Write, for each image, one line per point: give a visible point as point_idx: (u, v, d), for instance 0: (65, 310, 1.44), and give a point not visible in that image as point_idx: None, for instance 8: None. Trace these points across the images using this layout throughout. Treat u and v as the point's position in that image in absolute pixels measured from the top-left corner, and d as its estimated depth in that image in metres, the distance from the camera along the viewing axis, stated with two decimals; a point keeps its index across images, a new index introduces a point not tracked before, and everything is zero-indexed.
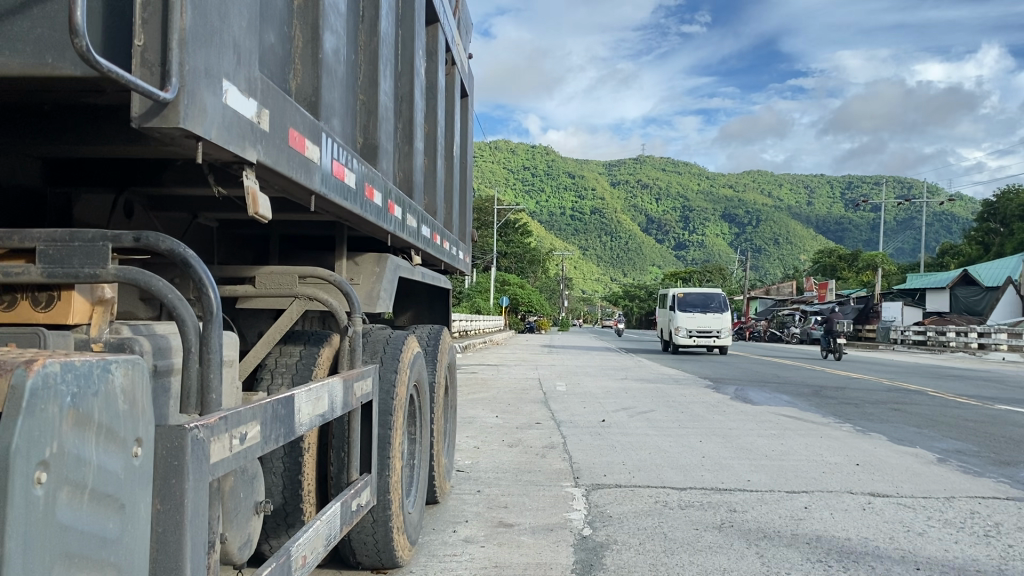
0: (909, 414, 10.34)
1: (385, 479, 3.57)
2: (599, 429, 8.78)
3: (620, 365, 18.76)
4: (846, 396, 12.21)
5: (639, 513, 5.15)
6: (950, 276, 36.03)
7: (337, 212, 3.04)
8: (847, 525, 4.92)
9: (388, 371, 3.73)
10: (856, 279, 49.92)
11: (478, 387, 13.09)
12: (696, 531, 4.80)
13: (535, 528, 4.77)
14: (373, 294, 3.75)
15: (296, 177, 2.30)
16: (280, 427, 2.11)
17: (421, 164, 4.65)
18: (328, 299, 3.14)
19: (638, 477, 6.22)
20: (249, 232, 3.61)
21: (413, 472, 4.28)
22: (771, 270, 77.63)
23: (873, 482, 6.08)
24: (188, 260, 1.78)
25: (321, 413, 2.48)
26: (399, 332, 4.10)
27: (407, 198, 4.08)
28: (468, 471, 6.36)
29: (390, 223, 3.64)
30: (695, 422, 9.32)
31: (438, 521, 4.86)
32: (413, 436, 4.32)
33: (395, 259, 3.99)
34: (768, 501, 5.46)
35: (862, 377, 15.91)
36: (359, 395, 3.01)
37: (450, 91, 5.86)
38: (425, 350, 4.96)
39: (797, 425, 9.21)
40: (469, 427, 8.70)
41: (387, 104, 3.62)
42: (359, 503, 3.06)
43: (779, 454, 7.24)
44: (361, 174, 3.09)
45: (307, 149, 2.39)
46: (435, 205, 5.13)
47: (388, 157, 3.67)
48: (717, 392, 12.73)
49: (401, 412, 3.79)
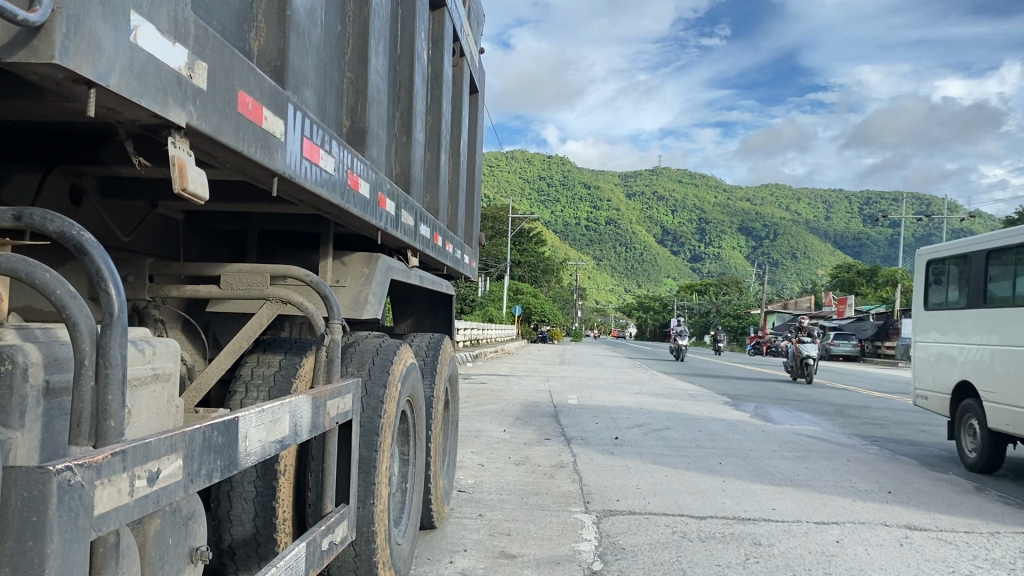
0: (937, 436, 9.85)
1: (369, 509, 3.15)
2: (612, 447, 8.33)
3: (634, 378, 18.26)
4: (870, 416, 11.70)
5: (655, 545, 4.71)
6: None
7: (313, 202, 2.61)
8: (886, 563, 4.44)
9: (376, 385, 3.31)
10: (876, 296, 49.36)
11: (487, 398, 12.66)
12: (717, 568, 4.34)
13: (541, 560, 4.33)
14: (360, 297, 3.28)
15: (250, 153, 1.89)
16: (215, 460, 1.70)
17: (422, 159, 4.23)
18: (304, 304, 2.71)
19: (654, 503, 5.76)
20: (223, 227, 3.23)
21: (404, 499, 3.85)
22: (789, 284, 76.90)
23: (908, 514, 5.60)
24: (84, 246, 1.39)
25: (279, 438, 2.07)
26: (392, 340, 3.69)
27: (402, 192, 3.63)
28: (470, 492, 5.94)
29: (381, 219, 3.20)
30: (713, 442, 8.85)
31: (434, 550, 4.43)
32: (405, 457, 3.89)
33: (387, 260, 3.53)
34: (796, 533, 5.01)
35: (887, 396, 15.32)
36: (334, 415, 2.58)
37: (457, 85, 5.42)
38: (423, 361, 4.55)
39: (822, 447, 8.71)
40: (476, 442, 8.29)
41: (380, 83, 3.19)
42: (333, 541, 2.62)
43: (804, 480, 6.76)
44: (343, 159, 2.67)
45: (266, 120, 1.97)
46: (438, 204, 4.71)
47: (381, 145, 3.24)
48: (736, 409, 12.23)
49: (390, 431, 3.37)
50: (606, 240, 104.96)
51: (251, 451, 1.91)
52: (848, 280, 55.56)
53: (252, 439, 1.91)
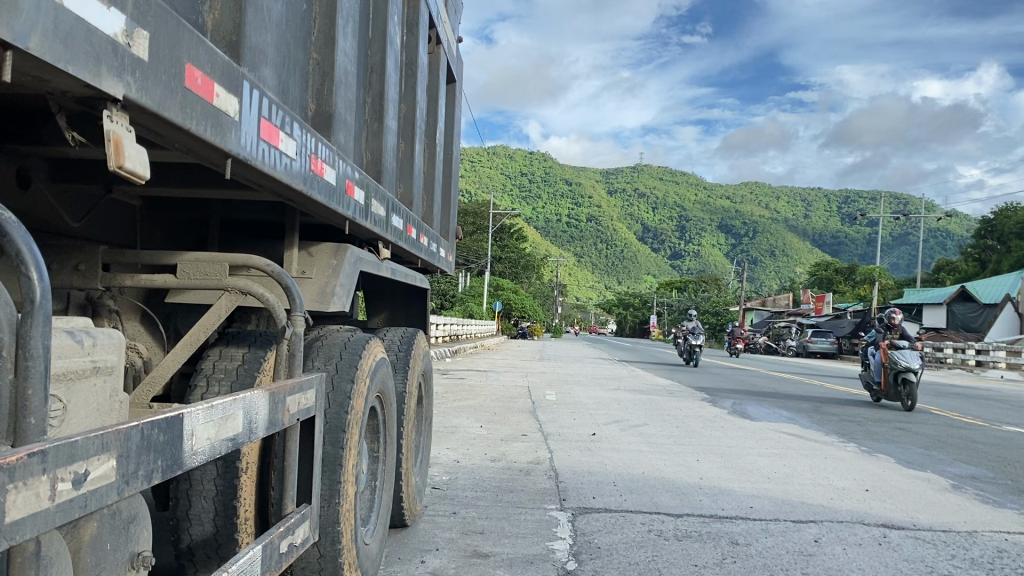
0: (913, 434, 9.85)
1: (334, 509, 3.03)
2: (589, 443, 8.26)
3: (613, 374, 18.19)
4: (847, 413, 11.70)
5: (631, 544, 4.62)
6: (948, 292, 35.62)
7: (274, 189, 2.48)
8: (863, 563, 4.38)
9: (343, 380, 3.19)
10: (853, 294, 49.76)
11: (466, 394, 12.52)
12: (693, 568, 4.26)
13: (514, 560, 4.23)
14: (327, 289, 3.15)
15: (199, 130, 1.77)
16: (154, 460, 1.58)
17: (395, 147, 4.11)
18: (265, 295, 2.59)
19: (631, 501, 5.67)
20: (183, 214, 3.10)
21: (372, 498, 3.73)
22: (768, 281, 77.34)
23: (885, 512, 5.55)
24: (3, 226, 1.27)
25: (232, 435, 1.96)
26: (361, 334, 3.57)
27: (371, 181, 3.51)
28: (444, 489, 5.83)
29: (348, 207, 3.08)
30: (691, 438, 8.79)
31: (406, 549, 4.33)
32: (375, 454, 3.77)
33: (357, 251, 3.42)
34: (773, 531, 4.95)
35: (865, 393, 15.37)
36: (295, 411, 2.46)
37: (433, 73, 5.29)
38: (396, 356, 4.44)
39: (800, 444, 8.67)
40: (452, 437, 8.18)
41: (348, 66, 3.07)
42: (293, 543, 2.50)
43: (781, 477, 6.71)
44: (307, 143, 2.54)
45: (217, 97, 1.85)
46: (412, 194, 4.60)
47: (349, 130, 3.12)
48: (714, 405, 12.17)
49: (358, 428, 3.25)
50: (586, 236, 105.03)
51: (198, 450, 1.79)
52: (826, 278, 55.89)
53: (200, 437, 1.79)
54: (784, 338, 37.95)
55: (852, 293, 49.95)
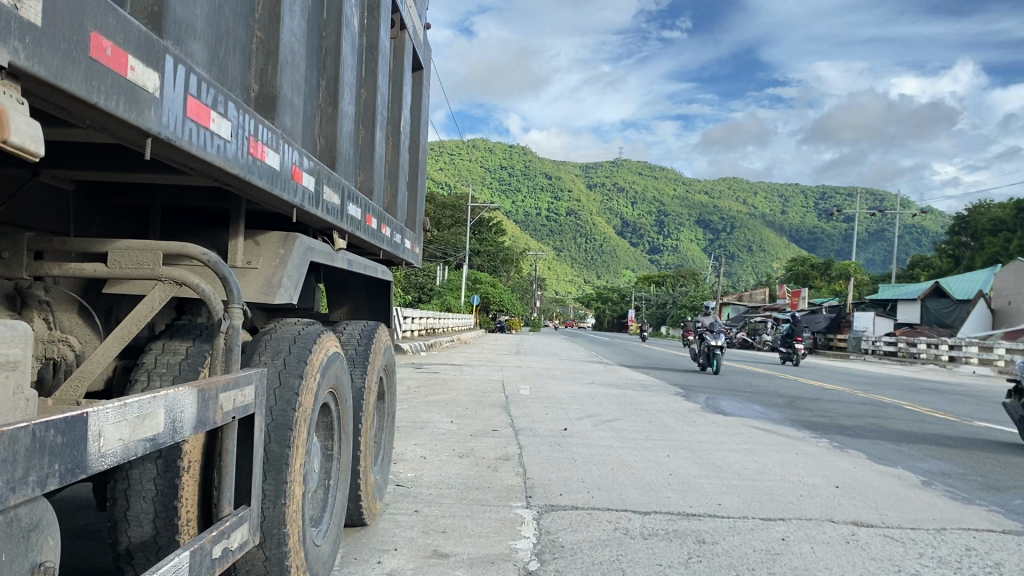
0: (885, 429, 9.86)
1: (281, 510, 2.90)
2: (560, 439, 8.17)
3: (589, 368, 18.13)
4: (820, 408, 11.70)
5: (596, 543, 4.52)
6: (922, 288, 35.91)
7: (208, 173, 2.34)
8: (831, 562, 4.31)
9: (291, 376, 3.06)
10: (829, 289, 50.16)
11: (438, 388, 12.39)
12: (658, 567, 4.16)
13: (474, 560, 4.11)
14: (273, 279, 3.00)
15: (108, 104, 1.63)
16: (49, 465, 1.44)
17: (352, 133, 3.97)
18: (200, 285, 2.43)
19: (598, 498, 5.58)
20: (124, 200, 2.95)
21: (325, 497, 3.59)
22: (745, 276, 77.81)
23: (854, 509, 5.51)
24: None
25: (150, 435, 1.82)
26: (313, 327, 3.44)
27: (323, 167, 3.36)
28: (408, 486, 5.71)
29: (295, 194, 2.93)
30: (662, 433, 8.74)
31: (363, 549, 4.20)
32: (329, 452, 3.63)
33: (307, 240, 3.28)
34: (740, 529, 4.87)
35: (838, 388, 15.42)
36: (230, 408, 2.33)
37: (396, 59, 5.14)
38: (355, 351, 4.30)
39: (771, 439, 8.62)
40: (420, 433, 8.06)
41: (296, 46, 2.94)
42: (227, 547, 2.37)
43: (751, 473, 6.65)
44: (244, 124, 2.39)
45: (132, 71, 1.71)
46: (372, 183, 4.46)
47: (297, 114, 2.98)
48: (687, 400, 12.12)
49: (306, 425, 3.12)
50: (565, 230, 105.02)
51: (108, 453, 1.64)
52: (802, 274, 56.21)
53: (110, 438, 1.65)
54: (760, 332, 38.13)
55: (828, 289, 50.29)
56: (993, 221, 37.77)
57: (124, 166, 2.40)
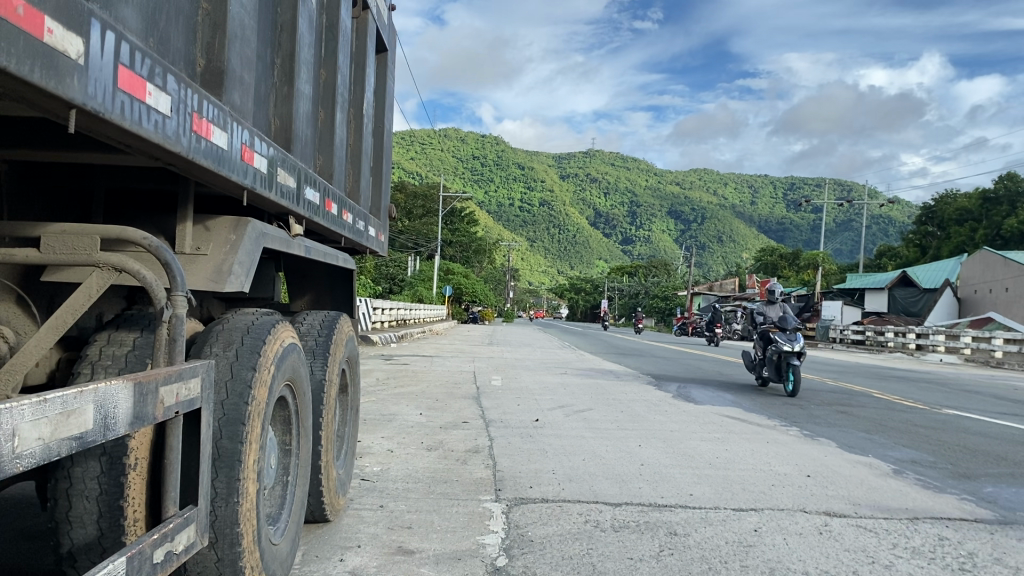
0: (855, 417, 9.88)
1: (233, 509, 2.76)
2: (531, 430, 8.06)
3: (561, 359, 18.06)
4: (790, 397, 11.72)
5: (565, 537, 4.42)
6: (890, 277, 36.30)
7: (146, 151, 2.18)
8: (804, 555, 4.24)
9: (244, 368, 2.91)
10: (798, 279, 50.62)
11: (408, 380, 12.23)
12: (629, 561, 4.06)
13: (440, 556, 4.00)
14: (223, 266, 2.84)
15: (20, 69, 1.48)
16: None
17: (311, 115, 3.81)
18: (140, 271, 2.26)
19: (569, 490, 5.48)
20: (63, 183, 2.77)
21: (284, 494, 3.45)
22: (715, 266, 78.32)
23: (826, 499, 5.46)
24: None
25: (76, 433, 1.68)
26: (268, 317, 3.29)
27: (278, 149, 3.20)
28: (374, 481, 5.57)
29: (246, 176, 2.77)
30: (634, 423, 8.66)
31: (325, 546, 4.06)
32: (287, 447, 3.49)
33: (260, 226, 3.12)
34: (712, 521, 4.79)
35: (807, 376, 15.50)
36: (173, 401, 2.18)
37: (359, 40, 4.98)
38: (315, 341, 4.16)
39: (743, 428, 8.58)
40: (388, 425, 7.92)
41: (245, 19, 2.77)
42: (171, 551, 2.22)
43: (723, 463, 6.59)
44: (186, 99, 2.23)
45: (49, 34, 1.56)
46: (333, 167, 4.29)
47: (248, 91, 2.82)
48: (659, 389, 12.07)
49: (260, 419, 2.97)
50: (538, 220, 104.95)
51: (24, 454, 1.50)
52: (772, 263, 56.65)
53: (27, 438, 1.50)
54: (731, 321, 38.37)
55: (797, 279, 50.76)
56: (958, 212, 38.28)
57: (58, 144, 2.25)
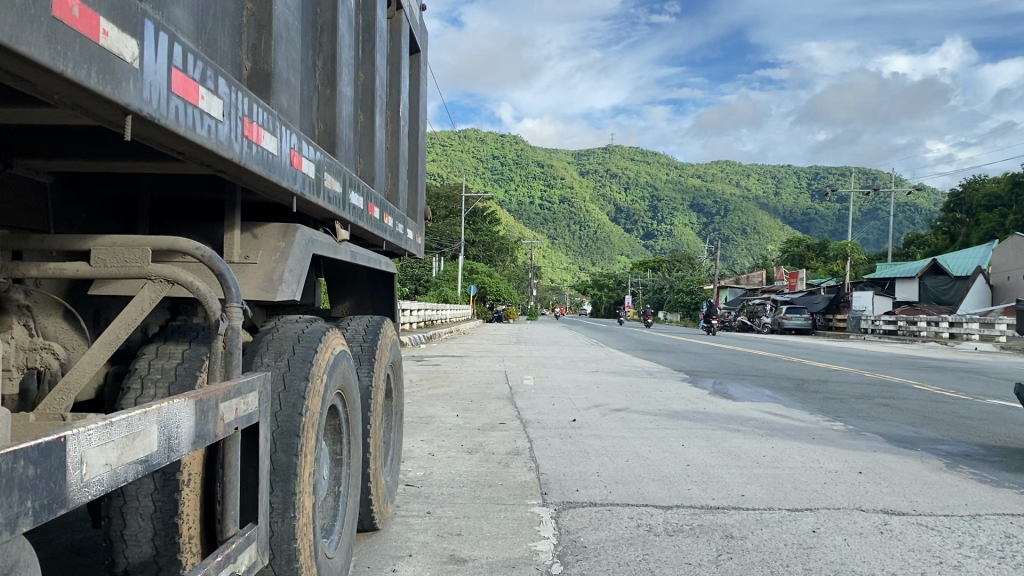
0: (899, 410, 9.68)
1: (290, 524, 2.68)
2: (570, 430, 7.94)
3: (591, 357, 17.92)
4: (829, 390, 11.52)
5: (619, 542, 4.31)
6: (920, 265, 35.78)
7: (198, 158, 2.10)
8: (868, 556, 4.10)
9: (296, 378, 2.84)
10: (826, 270, 50.08)
11: (441, 381, 12.17)
12: (687, 567, 3.94)
13: (494, 565, 3.90)
14: (273, 275, 2.77)
15: (77, 74, 1.40)
16: (14, 507, 1.21)
17: (352, 117, 3.73)
18: (193, 282, 2.19)
19: (616, 493, 5.36)
20: (108, 193, 2.71)
21: (336, 505, 3.37)
22: (740, 259, 77.77)
23: (882, 496, 5.30)
24: None
25: (142, 456, 1.59)
26: (317, 325, 3.21)
27: (323, 152, 3.12)
28: (418, 486, 5.49)
29: (294, 180, 2.69)
30: (674, 421, 8.53)
31: (376, 556, 3.98)
32: (337, 457, 3.41)
33: (308, 232, 3.04)
34: (769, 523, 4.66)
35: (843, 369, 15.28)
36: (232, 417, 2.10)
37: (394, 41, 4.89)
38: (360, 347, 4.08)
39: (785, 425, 8.41)
40: (426, 429, 7.84)
41: (290, 19, 2.69)
42: (235, 572, 2.15)
43: (771, 461, 6.44)
44: (237, 102, 2.15)
45: (105, 36, 1.48)
46: (372, 170, 4.21)
47: (294, 94, 2.75)
48: (695, 386, 11.92)
49: (314, 430, 2.90)
50: (560, 217, 104.72)
51: (92, 482, 1.42)
52: (798, 255, 56.07)
53: (94, 464, 1.42)
54: (759, 314, 38.05)
55: (824, 270, 50.28)
56: (988, 197, 37.68)
57: (108, 153, 2.17)
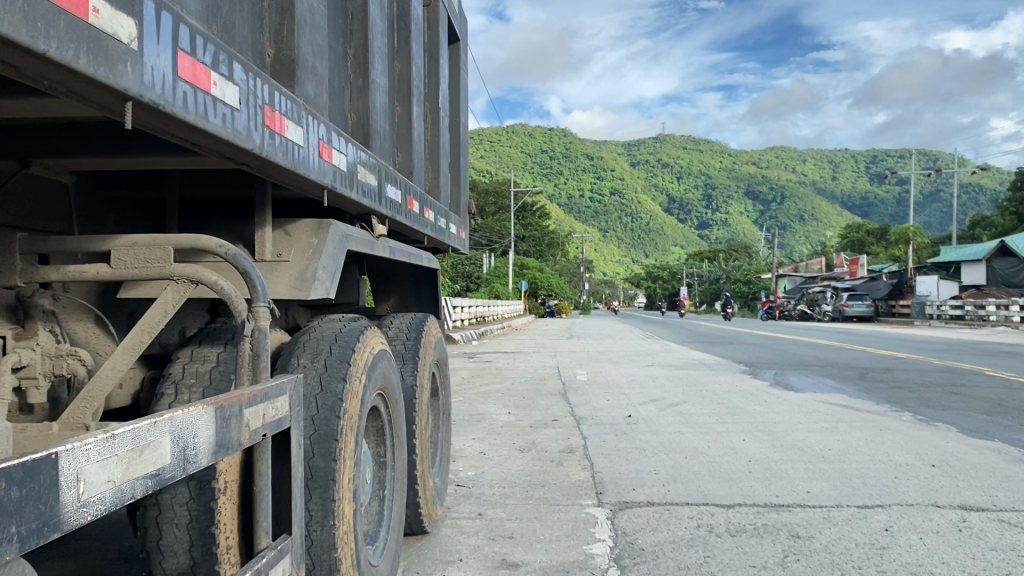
0: (970, 398, 9.24)
1: (330, 532, 2.56)
2: (625, 427, 7.74)
3: (645, 349, 17.63)
4: (896, 380, 11.09)
5: (678, 544, 4.12)
6: (987, 247, 34.49)
7: (217, 149, 1.98)
8: (948, 557, 3.81)
9: (334, 380, 2.71)
10: (887, 255, 48.71)
11: (493, 378, 12.06)
12: (751, 570, 3.73)
13: (547, 569, 3.75)
14: (306, 272, 2.63)
15: (62, 52, 1.27)
16: None
17: (388, 108, 3.59)
18: (217, 282, 2.07)
19: (675, 492, 5.16)
20: (136, 192, 2.63)
21: (380, 511, 3.25)
22: (796, 246, 76.18)
23: (958, 491, 5.00)
24: None
25: (152, 470, 1.47)
26: (355, 323, 3.09)
27: (356, 145, 2.98)
28: (470, 486, 5.36)
29: (324, 173, 2.55)
30: (733, 415, 8.26)
31: (425, 561, 3.87)
32: (382, 460, 3.29)
33: (342, 227, 2.91)
34: (837, 521, 4.41)
35: (909, 357, 14.74)
36: (260, 423, 1.98)
37: (431, 30, 4.75)
38: (404, 345, 3.97)
39: (850, 416, 8.08)
40: (478, 427, 7.71)
41: (314, 3, 2.55)
42: None
43: (837, 456, 6.15)
44: (255, 90, 2.02)
45: (95, 13, 1.35)
46: (412, 163, 4.07)
47: (322, 82, 2.62)
48: (754, 378, 11.58)
49: (354, 434, 2.78)
50: (611, 210, 103.94)
51: (92, 502, 1.30)
52: (857, 240, 54.61)
53: (94, 482, 1.30)
54: (818, 303, 37.16)
55: (886, 254, 48.86)
56: None
57: (124, 146, 2.06)
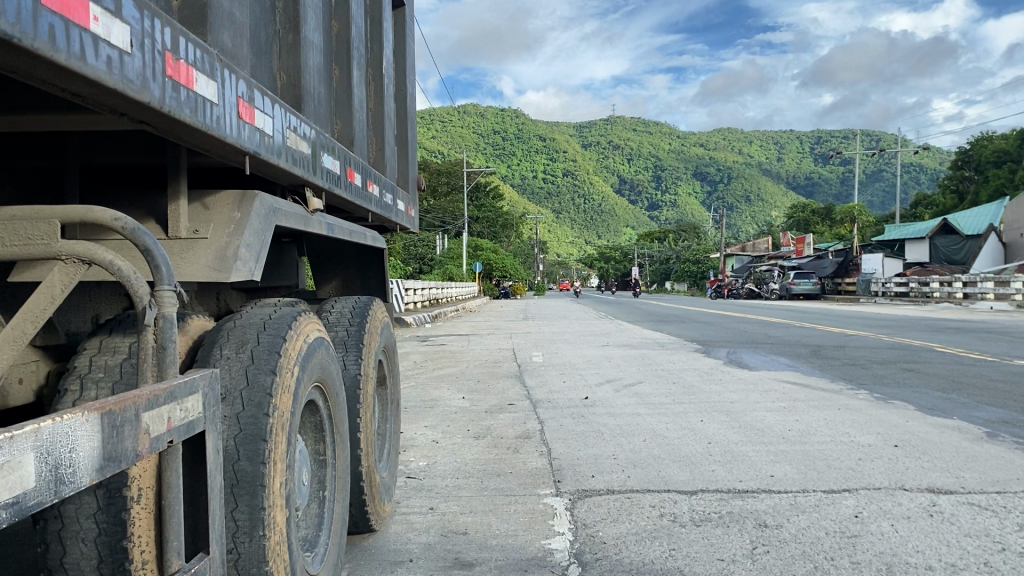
0: (924, 375, 9.23)
1: (259, 544, 2.26)
2: (582, 409, 7.53)
3: (599, 329, 17.48)
4: (849, 357, 11.06)
5: (641, 536, 3.90)
6: (930, 225, 35.14)
7: (105, 102, 1.65)
8: (922, 545, 3.65)
9: (261, 373, 2.41)
10: (833, 234, 49.37)
11: (447, 361, 11.75)
12: (719, 564, 3.52)
13: (504, 569, 3.50)
14: (227, 251, 2.31)
15: None
16: None
17: (323, 69, 3.27)
18: (113, 261, 1.73)
19: (635, 479, 4.94)
20: (31, 161, 2.27)
21: (321, 513, 2.96)
22: (745, 226, 76.81)
23: (924, 472, 4.87)
24: None
25: (7, 500, 1.18)
26: (289, 308, 2.79)
27: (285, 108, 2.65)
28: (421, 477, 5.10)
29: (244, 136, 2.23)
30: (690, 395, 8.10)
31: (372, 562, 3.59)
32: (321, 458, 3.00)
33: (269, 200, 2.60)
34: (805, 508, 4.24)
35: (860, 333, 14.80)
36: (162, 430, 1.67)
37: None
38: (346, 331, 3.67)
39: (807, 395, 7.99)
40: (431, 413, 7.42)
41: None
42: None
43: (799, 437, 6.00)
44: (153, 32, 1.70)
45: None
46: (352, 132, 3.75)
47: (240, 32, 2.29)
48: (709, 356, 11.46)
49: (286, 433, 2.48)
50: (563, 190, 103.94)
51: None
52: (804, 220, 55.26)
53: None
54: (768, 281, 37.57)
55: (832, 233, 49.57)
56: (997, 154, 36.94)
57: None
